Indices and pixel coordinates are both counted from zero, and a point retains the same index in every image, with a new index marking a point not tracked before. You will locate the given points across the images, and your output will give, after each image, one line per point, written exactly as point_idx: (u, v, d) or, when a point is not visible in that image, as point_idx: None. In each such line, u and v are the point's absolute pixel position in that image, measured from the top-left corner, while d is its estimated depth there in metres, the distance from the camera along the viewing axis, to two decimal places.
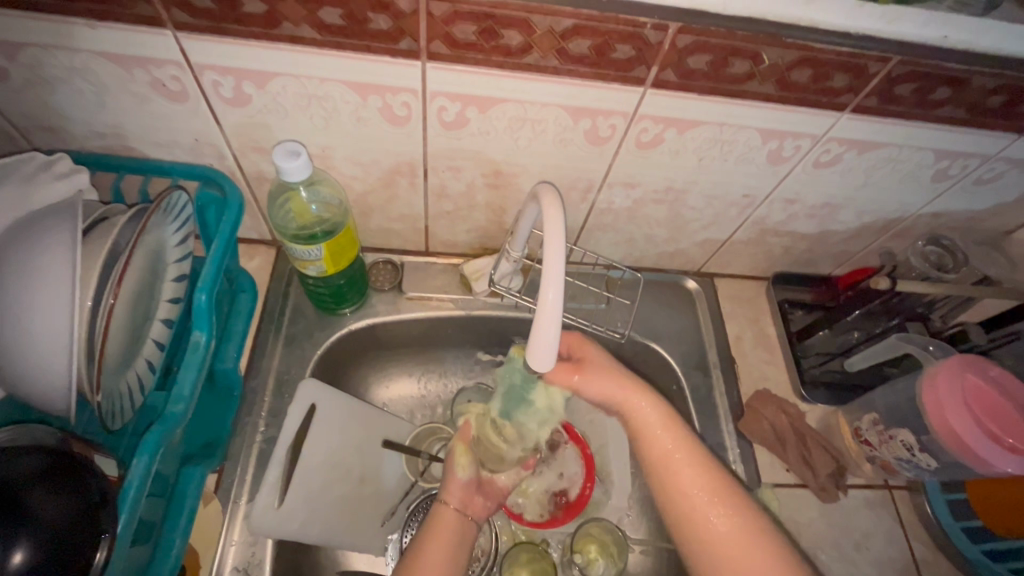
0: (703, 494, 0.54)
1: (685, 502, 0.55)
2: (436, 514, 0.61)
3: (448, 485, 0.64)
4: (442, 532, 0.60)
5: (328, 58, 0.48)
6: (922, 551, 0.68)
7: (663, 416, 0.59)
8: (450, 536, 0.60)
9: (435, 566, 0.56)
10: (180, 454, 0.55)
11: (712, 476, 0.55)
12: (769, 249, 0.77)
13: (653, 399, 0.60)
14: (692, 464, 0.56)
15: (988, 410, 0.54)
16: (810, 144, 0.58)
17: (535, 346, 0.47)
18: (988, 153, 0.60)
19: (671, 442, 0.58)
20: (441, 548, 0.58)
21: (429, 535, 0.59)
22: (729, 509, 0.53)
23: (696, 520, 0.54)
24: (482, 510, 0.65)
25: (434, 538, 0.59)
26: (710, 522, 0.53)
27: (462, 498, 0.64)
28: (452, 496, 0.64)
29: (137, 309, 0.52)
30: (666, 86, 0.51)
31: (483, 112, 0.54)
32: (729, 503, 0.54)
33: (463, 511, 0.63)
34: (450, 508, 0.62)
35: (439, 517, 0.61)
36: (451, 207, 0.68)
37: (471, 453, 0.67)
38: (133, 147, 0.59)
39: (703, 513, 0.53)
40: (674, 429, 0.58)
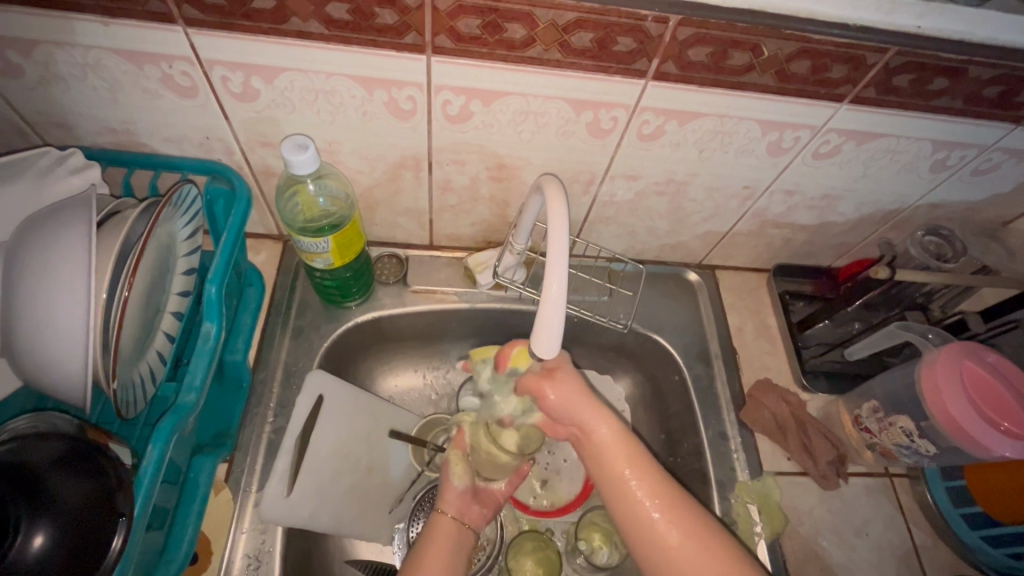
0: (657, 510, 0.54)
1: (639, 519, 0.54)
2: (433, 524, 0.63)
3: (444, 493, 0.66)
4: (440, 537, 0.61)
5: (335, 52, 0.49)
6: (922, 537, 0.69)
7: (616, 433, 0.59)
8: (448, 545, 0.61)
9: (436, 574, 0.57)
10: (192, 443, 0.56)
11: (666, 493, 0.55)
12: (769, 241, 0.78)
13: (609, 417, 0.59)
14: (646, 481, 0.56)
15: (985, 396, 0.55)
16: (810, 136, 0.59)
17: (540, 335, 0.48)
18: (986, 143, 0.61)
19: (623, 459, 0.57)
20: (440, 557, 0.59)
21: (428, 543, 0.60)
22: (683, 523, 0.54)
23: (650, 537, 0.54)
24: (479, 517, 0.66)
25: (433, 545, 0.60)
26: (665, 535, 0.53)
27: (460, 506, 0.65)
28: (450, 505, 0.65)
29: (148, 301, 0.53)
30: (667, 78, 0.52)
31: (487, 106, 0.55)
32: (683, 519, 0.54)
33: (459, 519, 0.64)
34: (447, 516, 0.64)
35: (437, 526, 0.63)
36: (455, 200, 0.69)
37: (464, 462, 0.69)
38: (143, 142, 0.61)
39: (658, 530, 0.54)
40: (625, 447, 0.58)
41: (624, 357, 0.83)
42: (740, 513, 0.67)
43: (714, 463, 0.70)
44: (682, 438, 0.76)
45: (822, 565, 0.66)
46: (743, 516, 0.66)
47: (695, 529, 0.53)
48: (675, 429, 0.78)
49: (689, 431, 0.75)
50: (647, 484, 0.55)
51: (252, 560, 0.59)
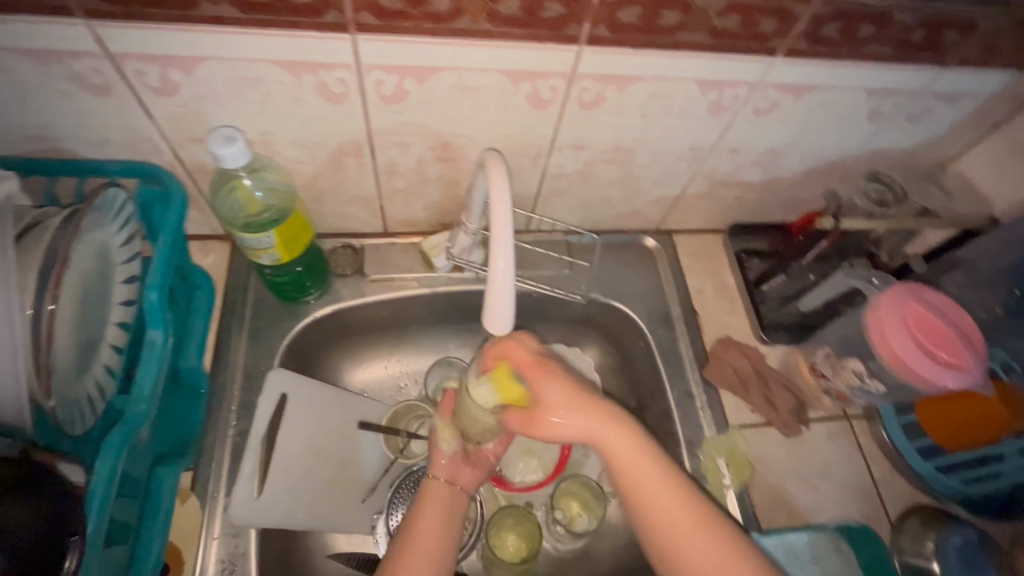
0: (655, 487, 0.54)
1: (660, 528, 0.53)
2: (427, 488, 0.63)
3: (435, 458, 0.65)
4: (432, 504, 0.61)
5: (254, 38, 0.47)
6: (880, 472, 0.72)
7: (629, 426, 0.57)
8: (441, 507, 0.61)
9: (428, 551, 0.56)
10: (150, 454, 0.55)
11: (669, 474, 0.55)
12: (721, 201, 0.79)
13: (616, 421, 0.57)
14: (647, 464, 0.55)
15: (926, 331, 0.57)
16: (748, 92, 0.60)
17: (491, 311, 0.48)
18: (917, 89, 0.62)
19: (636, 468, 0.55)
20: (433, 526, 0.58)
21: (421, 512, 0.60)
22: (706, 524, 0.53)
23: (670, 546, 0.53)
24: (471, 479, 0.65)
25: (426, 509, 0.60)
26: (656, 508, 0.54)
27: (449, 470, 0.65)
28: (440, 470, 0.64)
29: (86, 314, 0.51)
30: (600, 42, 0.52)
31: (421, 83, 0.54)
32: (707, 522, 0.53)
33: (451, 482, 0.64)
34: (439, 481, 0.63)
35: (431, 489, 0.62)
36: (404, 184, 0.68)
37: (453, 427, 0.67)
38: (65, 148, 0.57)
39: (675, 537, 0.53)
40: (642, 456, 0.56)
41: (589, 328, 0.84)
42: (709, 468, 0.69)
43: (681, 421, 0.72)
44: (650, 401, 0.78)
45: (789, 508, 0.68)
46: (711, 469, 0.68)
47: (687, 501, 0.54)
48: (643, 394, 0.79)
49: (656, 393, 0.76)
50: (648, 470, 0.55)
51: (227, 565, 0.58)
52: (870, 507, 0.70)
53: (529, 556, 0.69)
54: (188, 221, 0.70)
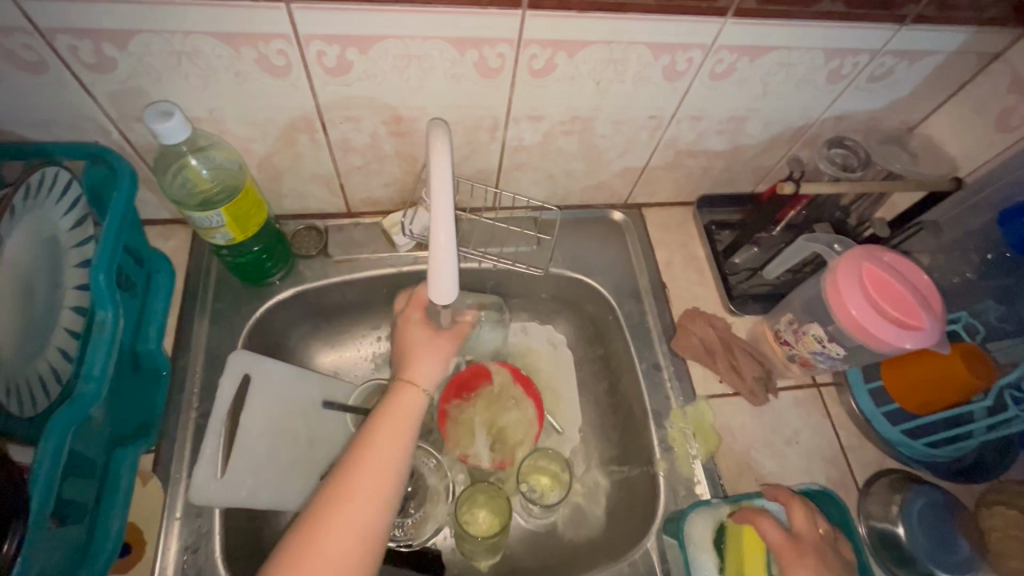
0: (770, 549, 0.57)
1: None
2: (399, 394, 0.60)
3: (413, 366, 0.62)
4: (404, 410, 0.59)
5: (185, 8, 0.46)
6: (848, 438, 0.72)
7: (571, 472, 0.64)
8: (407, 417, 0.58)
9: (386, 459, 0.54)
10: (107, 436, 0.54)
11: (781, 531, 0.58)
12: (687, 171, 0.78)
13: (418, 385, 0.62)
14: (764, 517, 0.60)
15: (884, 293, 0.57)
16: (702, 56, 0.59)
17: (436, 279, 0.47)
18: (875, 47, 0.61)
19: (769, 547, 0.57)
20: (398, 432, 0.57)
21: (385, 420, 0.57)
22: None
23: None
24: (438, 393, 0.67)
25: (394, 418, 0.58)
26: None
27: (429, 379, 0.62)
28: (421, 377, 0.62)
29: (30, 296, 0.50)
30: (544, 6, 0.51)
31: (364, 53, 0.53)
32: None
33: (426, 393, 0.62)
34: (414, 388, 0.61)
35: (400, 397, 0.60)
36: (361, 161, 0.67)
37: (436, 341, 0.65)
38: (8, 131, 0.57)
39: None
40: (792, 548, 0.55)
41: (560, 304, 0.84)
42: (675, 438, 0.69)
43: (648, 393, 0.72)
44: (620, 375, 0.78)
45: (757, 476, 0.68)
46: (678, 439, 0.69)
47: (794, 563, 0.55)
48: (614, 368, 0.79)
49: (625, 367, 0.76)
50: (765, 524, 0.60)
51: (190, 545, 0.58)
52: (836, 473, 0.70)
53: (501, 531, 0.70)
54: (147, 205, 0.70)
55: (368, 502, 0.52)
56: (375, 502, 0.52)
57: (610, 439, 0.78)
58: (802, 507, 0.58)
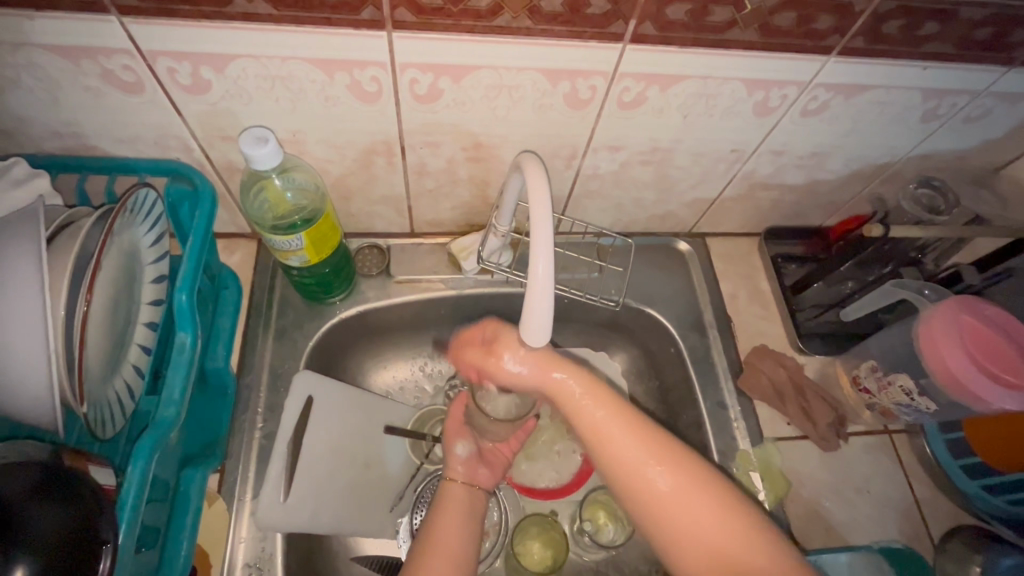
0: (649, 463, 0.52)
1: (618, 459, 0.52)
2: (445, 492, 0.63)
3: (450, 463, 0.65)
4: (451, 505, 0.61)
5: (287, 34, 0.46)
6: (923, 490, 0.69)
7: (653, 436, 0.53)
8: (460, 508, 0.61)
9: (451, 551, 0.56)
10: (178, 456, 0.54)
11: (681, 469, 0.51)
12: (759, 204, 0.76)
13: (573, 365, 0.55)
14: (642, 445, 0.52)
15: (985, 350, 0.55)
16: (797, 92, 0.57)
17: (528, 322, 0.46)
18: (977, 89, 0.59)
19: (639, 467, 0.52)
20: (455, 525, 0.59)
21: (441, 516, 0.59)
22: (676, 468, 0.51)
23: (653, 499, 0.51)
24: (488, 479, 0.66)
25: (449, 512, 0.60)
26: (656, 484, 0.51)
27: (467, 470, 0.65)
28: (456, 472, 0.65)
29: (116, 315, 0.50)
30: (645, 40, 0.49)
31: (456, 82, 0.52)
32: (669, 456, 0.52)
33: (470, 484, 0.64)
34: (457, 483, 0.64)
35: (449, 494, 0.62)
36: (433, 184, 0.66)
37: (466, 431, 0.68)
38: (93, 146, 0.57)
39: (643, 470, 0.51)
40: (591, 393, 0.54)
41: (617, 332, 0.82)
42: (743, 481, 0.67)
43: (714, 433, 0.70)
44: (680, 410, 0.75)
45: (827, 526, 0.66)
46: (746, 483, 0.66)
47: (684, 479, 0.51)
48: (673, 402, 0.77)
49: (687, 403, 0.74)
50: (641, 445, 0.52)
51: (254, 567, 0.58)
52: (911, 526, 0.67)
53: (554, 567, 0.68)
54: (215, 219, 0.69)
55: None
56: None
57: None
58: (628, 426, 0.53)
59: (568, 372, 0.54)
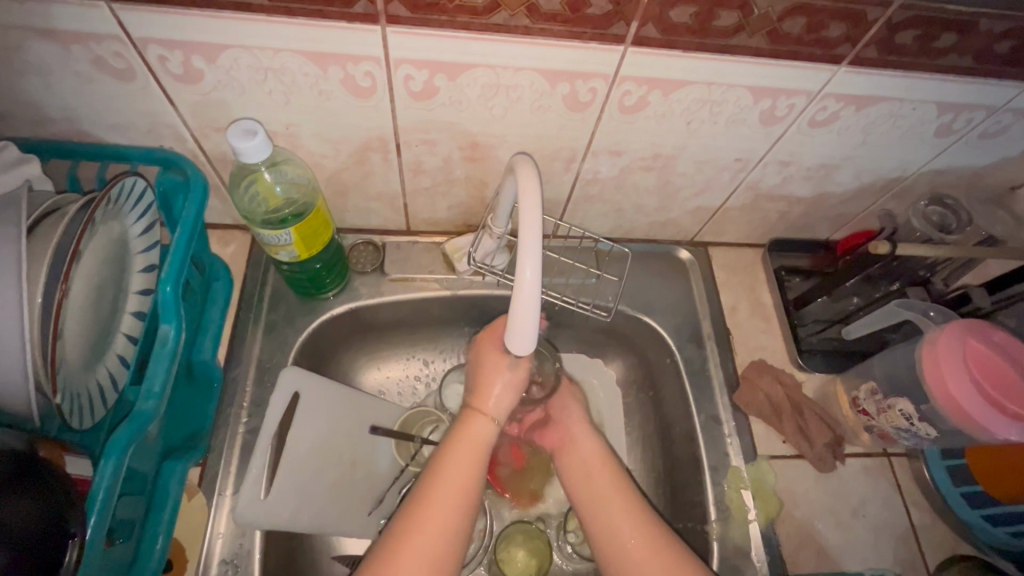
0: (631, 535, 0.56)
1: (607, 529, 0.58)
2: (469, 424, 0.58)
3: (483, 391, 0.59)
4: (469, 440, 0.57)
5: (279, 26, 0.45)
6: (921, 517, 0.67)
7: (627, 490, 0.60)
8: (475, 448, 0.57)
9: (457, 492, 0.54)
10: (158, 448, 0.54)
11: (656, 539, 0.56)
12: (763, 215, 0.74)
13: (592, 436, 0.66)
14: (629, 507, 0.58)
15: (991, 376, 0.54)
16: (806, 102, 0.55)
17: (514, 328, 0.44)
18: (995, 105, 0.56)
19: (627, 534, 0.57)
20: (467, 466, 0.56)
21: (455, 451, 0.56)
22: (654, 544, 0.55)
23: (620, 555, 0.56)
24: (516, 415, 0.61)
25: (463, 450, 0.56)
26: (634, 553, 0.55)
27: (502, 406, 0.59)
28: (489, 405, 0.59)
29: (99, 305, 0.50)
30: (647, 43, 0.48)
31: (452, 80, 0.51)
32: (650, 534, 0.56)
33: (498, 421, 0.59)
34: (486, 418, 0.59)
35: (470, 428, 0.58)
36: (429, 183, 0.65)
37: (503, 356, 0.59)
38: (86, 132, 0.56)
39: (625, 542, 0.56)
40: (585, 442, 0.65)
41: (614, 340, 0.80)
42: (733, 499, 0.65)
43: (706, 448, 0.68)
44: (673, 422, 0.74)
45: (818, 549, 0.64)
46: (736, 502, 0.65)
47: (660, 547, 0.55)
48: (667, 413, 0.75)
49: (680, 415, 0.72)
50: (627, 512, 0.58)
51: (230, 564, 0.58)
52: (906, 553, 0.65)
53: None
54: (210, 210, 0.69)
55: (435, 531, 0.52)
56: (448, 530, 0.52)
57: (661, 492, 0.75)
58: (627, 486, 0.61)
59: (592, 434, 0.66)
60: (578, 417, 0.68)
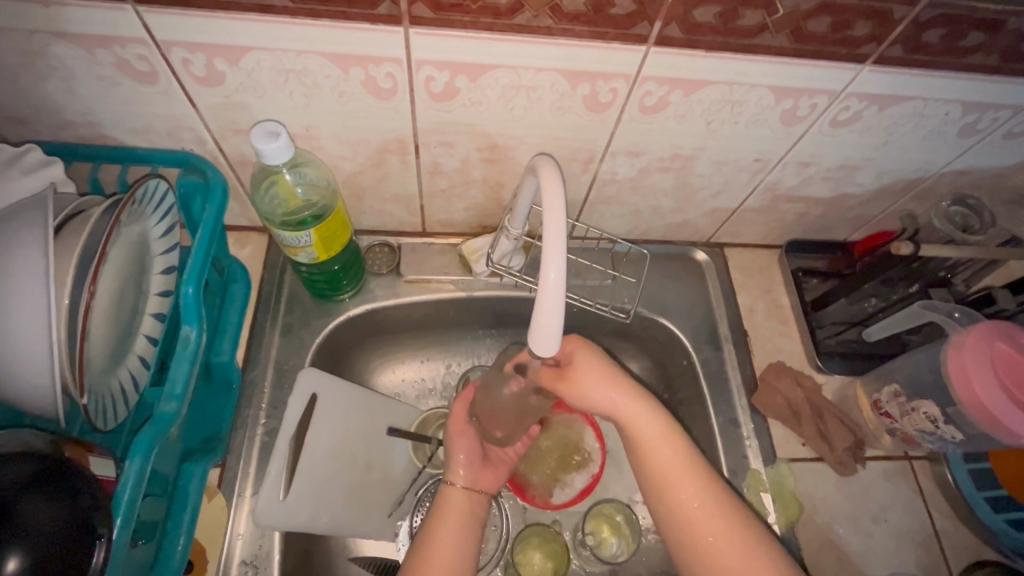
0: (707, 521, 0.53)
1: (680, 514, 0.54)
2: (444, 496, 0.61)
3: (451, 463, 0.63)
4: (448, 509, 0.60)
5: (302, 28, 0.45)
6: (943, 522, 0.66)
7: (699, 472, 0.55)
8: (458, 518, 0.59)
9: (445, 559, 0.55)
10: (179, 450, 0.54)
11: (732, 522, 0.53)
12: (781, 216, 0.73)
13: (652, 409, 0.58)
14: (696, 491, 0.54)
15: (1018, 380, 0.53)
16: (828, 102, 0.54)
17: (537, 333, 0.43)
18: (1020, 104, 0.56)
19: (698, 522, 0.53)
20: (451, 533, 0.57)
21: (437, 521, 0.58)
22: (728, 529, 0.53)
23: (692, 537, 0.53)
24: (492, 483, 0.65)
25: (446, 521, 0.58)
26: (710, 543, 0.52)
27: (472, 476, 0.63)
28: (459, 476, 0.63)
29: (122, 307, 0.50)
30: (670, 43, 0.47)
31: (473, 81, 0.51)
32: (726, 519, 0.53)
33: (471, 488, 0.62)
34: (457, 487, 0.62)
35: (446, 500, 0.61)
36: (446, 184, 0.65)
37: (467, 432, 0.65)
38: (107, 135, 0.57)
39: (698, 531, 0.53)
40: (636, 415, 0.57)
41: (629, 342, 0.80)
42: (752, 502, 0.64)
43: (724, 451, 0.67)
44: (690, 424, 0.73)
45: (839, 554, 0.64)
46: (755, 505, 0.64)
47: (736, 533, 0.52)
48: (684, 416, 0.75)
49: (698, 417, 0.72)
50: (700, 495, 0.54)
51: (250, 565, 0.58)
52: (929, 558, 0.64)
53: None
54: (227, 212, 0.69)
55: None
56: None
57: None
58: (695, 473, 0.55)
59: (652, 413, 0.57)
60: (625, 395, 0.58)
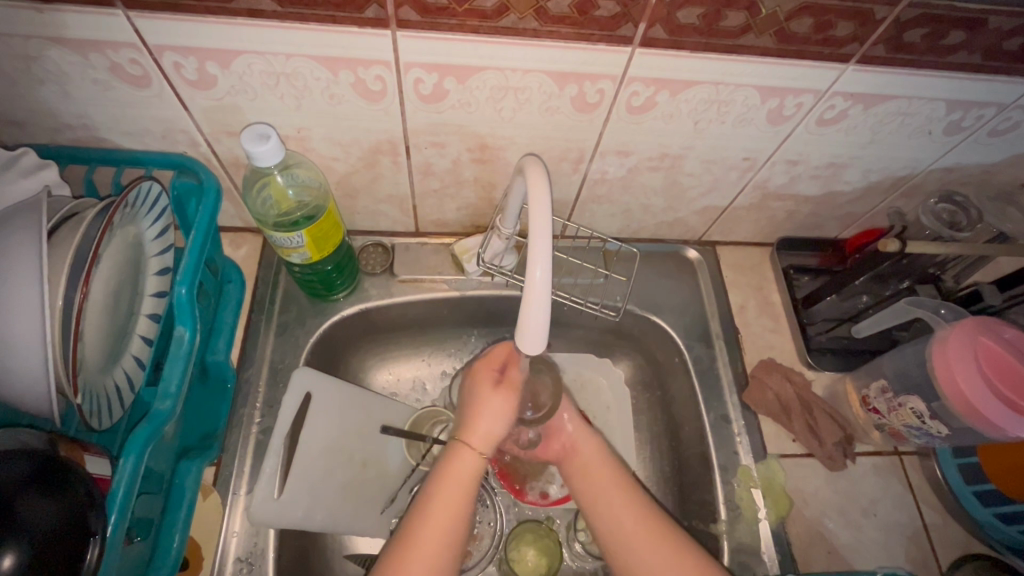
0: (638, 538, 0.57)
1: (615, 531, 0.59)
2: (455, 458, 0.57)
3: (473, 424, 0.58)
4: (454, 477, 0.57)
5: (291, 31, 0.45)
6: (933, 515, 0.67)
7: (631, 494, 0.61)
8: (462, 489, 0.56)
9: (439, 536, 0.54)
10: (173, 449, 0.55)
11: (661, 536, 0.57)
12: (772, 214, 0.74)
13: (595, 440, 0.66)
14: (628, 508, 0.59)
15: (1003, 374, 0.54)
16: (814, 101, 0.55)
17: (525, 330, 0.44)
18: (1005, 101, 0.56)
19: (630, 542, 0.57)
20: (449, 510, 0.55)
21: (439, 490, 0.56)
22: (659, 544, 0.57)
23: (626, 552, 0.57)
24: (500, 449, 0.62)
25: (447, 493, 0.56)
26: (643, 557, 0.56)
27: (489, 443, 0.59)
28: (477, 440, 0.58)
29: (116, 308, 0.51)
30: (655, 44, 0.48)
31: (462, 83, 0.51)
32: (659, 533, 0.57)
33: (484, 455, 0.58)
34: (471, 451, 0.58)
35: (457, 465, 0.57)
36: (438, 184, 0.65)
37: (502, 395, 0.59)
38: (102, 138, 0.57)
39: (632, 547, 0.57)
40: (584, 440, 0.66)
41: (622, 340, 0.80)
42: (743, 498, 0.65)
43: (715, 448, 0.68)
44: (682, 421, 0.74)
45: (829, 548, 0.64)
46: (745, 500, 0.65)
47: (667, 546, 0.56)
48: (676, 413, 0.75)
49: (689, 414, 0.72)
50: (632, 512, 0.59)
51: (245, 563, 0.58)
52: (918, 551, 0.65)
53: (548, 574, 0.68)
54: (222, 213, 0.70)
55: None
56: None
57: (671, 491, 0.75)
58: (626, 492, 0.61)
59: (591, 442, 0.66)
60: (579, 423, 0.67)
